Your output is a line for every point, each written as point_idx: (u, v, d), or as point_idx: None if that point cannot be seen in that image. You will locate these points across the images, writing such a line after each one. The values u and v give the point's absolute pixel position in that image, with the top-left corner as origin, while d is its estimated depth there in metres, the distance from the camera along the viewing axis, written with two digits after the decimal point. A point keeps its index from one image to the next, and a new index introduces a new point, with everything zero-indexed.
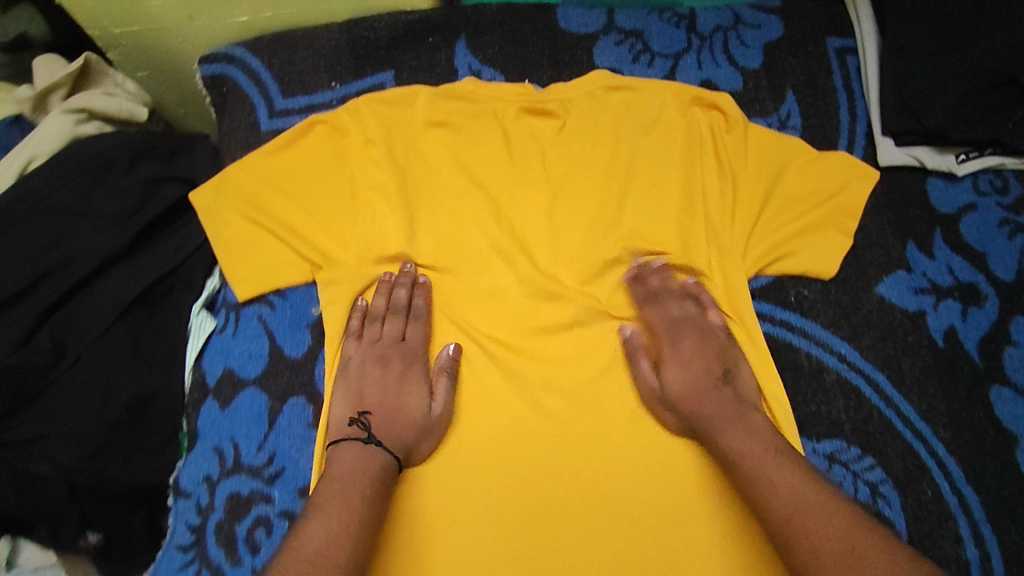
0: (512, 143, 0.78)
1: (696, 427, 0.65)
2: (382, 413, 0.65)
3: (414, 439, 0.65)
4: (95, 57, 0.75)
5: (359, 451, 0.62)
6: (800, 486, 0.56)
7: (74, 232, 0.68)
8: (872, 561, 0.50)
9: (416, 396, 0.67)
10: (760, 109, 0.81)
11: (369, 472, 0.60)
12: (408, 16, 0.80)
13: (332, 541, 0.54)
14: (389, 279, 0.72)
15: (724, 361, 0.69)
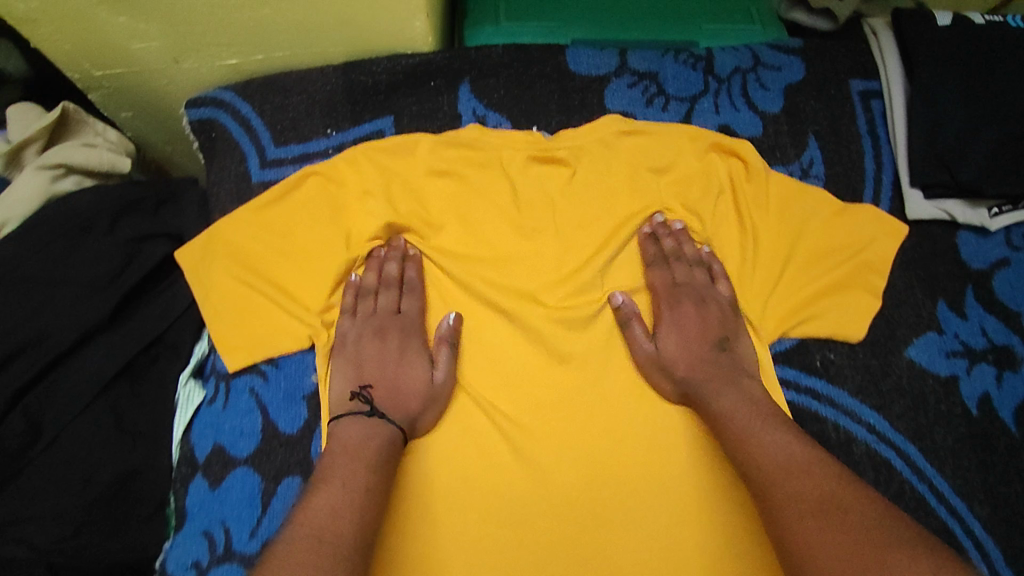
0: (520, 196, 0.73)
1: (689, 393, 0.65)
2: (382, 388, 0.64)
3: (417, 409, 0.64)
4: (73, 106, 0.71)
5: (362, 428, 0.61)
6: (790, 449, 0.57)
7: (51, 300, 0.63)
8: (851, 518, 0.50)
9: (417, 366, 0.66)
10: (781, 157, 0.76)
11: (374, 445, 0.59)
12: (408, 59, 0.75)
13: (339, 517, 0.53)
14: (378, 255, 0.71)
15: (723, 331, 0.68)
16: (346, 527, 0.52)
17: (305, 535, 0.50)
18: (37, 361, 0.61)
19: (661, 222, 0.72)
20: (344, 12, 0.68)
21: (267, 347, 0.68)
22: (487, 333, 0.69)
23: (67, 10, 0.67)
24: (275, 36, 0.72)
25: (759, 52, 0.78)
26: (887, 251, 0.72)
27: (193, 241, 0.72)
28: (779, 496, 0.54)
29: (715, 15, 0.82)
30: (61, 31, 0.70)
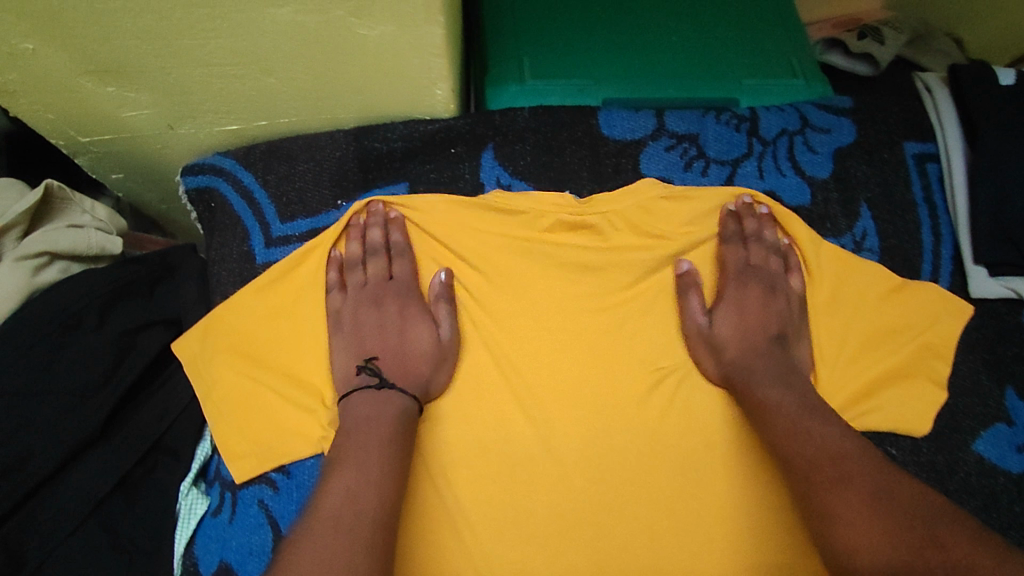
0: (554, 275, 0.67)
1: (736, 376, 0.62)
2: (389, 357, 0.61)
3: (426, 372, 0.61)
4: (57, 183, 0.64)
5: (372, 398, 0.57)
6: (844, 440, 0.53)
7: (34, 415, 0.56)
8: (897, 507, 0.47)
9: (420, 327, 0.63)
10: (832, 228, 0.70)
11: (388, 416, 0.56)
12: (428, 125, 0.68)
13: (359, 495, 0.49)
14: (360, 223, 0.67)
15: (786, 324, 0.65)
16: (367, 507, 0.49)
17: (325, 517, 0.47)
18: (17, 488, 0.54)
19: (749, 204, 0.69)
20: (358, 79, 0.62)
21: (279, 454, 0.62)
22: (519, 430, 0.63)
23: (48, 80, 0.60)
24: (281, 104, 0.65)
25: (806, 111, 0.73)
26: (951, 333, 0.66)
27: (191, 329, 0.64)
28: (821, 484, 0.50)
29: (759, 68, 0.75)
30: (43, 100, 0.63)
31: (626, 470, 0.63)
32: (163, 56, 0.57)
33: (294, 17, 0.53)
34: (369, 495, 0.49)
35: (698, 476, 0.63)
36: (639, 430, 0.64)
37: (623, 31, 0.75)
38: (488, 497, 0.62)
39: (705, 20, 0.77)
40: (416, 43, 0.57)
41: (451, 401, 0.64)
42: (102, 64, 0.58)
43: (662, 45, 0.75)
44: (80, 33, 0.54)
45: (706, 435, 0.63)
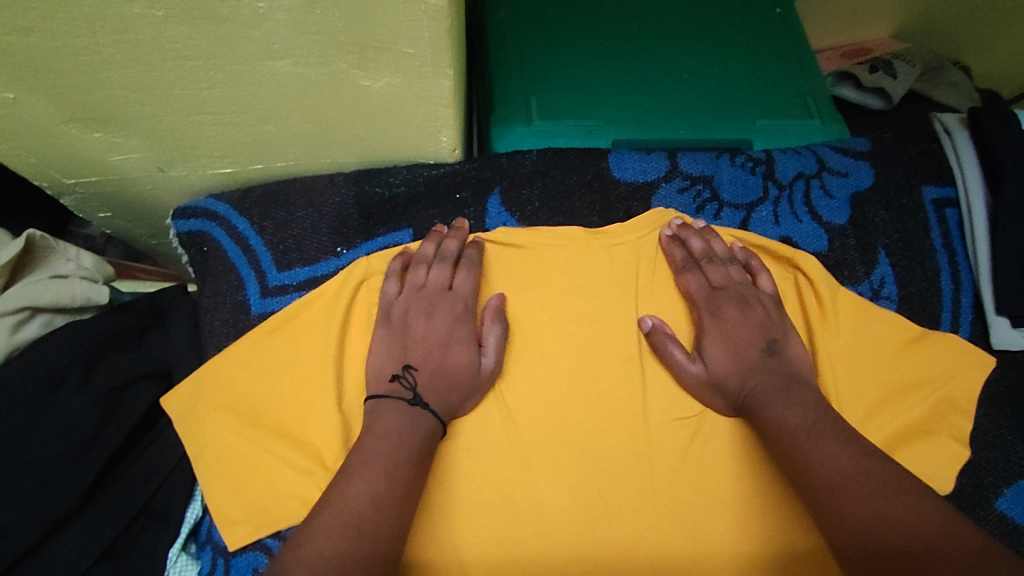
0: (564, 323, 0.64)
1: (744, 407, 0.58)
2: (429, 370, 0.57)
3: (460, 396, 0.58)
4: (40, 233, 0.61)
5: (407, 419, 0.53)
6: (838, 460, 0.50)
7: (13, 483, 0.52)
8: (893, 525, 0.44)
9: (462, 342, 0.59)
10: (849, 276, 0.68)
11: (417, 438, 0.52)
12: (431, 170, 0.66)
13: (372, 505, 0.46)
14: (439, 231, 0.65)
15: (770, 330, 0.61)
16: (380, 519, 0.46)
17: (340, 522, 0.44)
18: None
19: (682, 224, 0.66)
20: (360, 127, 0.59)
21: (272, 520, 0.58)
22: (526, 488, 0.59)
23: (29, 126, 0.57)
24: (279, 149, 0.62)
25: (824, 155, 0.71)
26: (974, 386, 0.63)
27: (182, 383, 0.61)
28: (836, 511, 0.48)
29: (774, 108, 0.73)
30: (25, 145, 0.60)
31: (643, 536, 0.58)
32: (152, 105, 0.54)
33: (293, 69, 0.50)
34: (383, 506, 0.47)
35: (715, 545, 0.58)
36: (656, 493, 0.59)
37: (632, 71, 0.73)
38: (498, 567, 0.57)
39: (716, 60, 0.75)
40: (422, 94, 0.54)
41: (454, 464, 0.59)
42: (88, 112, 0.55)
43: (673, 84, 0.73)
44: (63, 83, 0.51)
45: (725, 496, 0.59)
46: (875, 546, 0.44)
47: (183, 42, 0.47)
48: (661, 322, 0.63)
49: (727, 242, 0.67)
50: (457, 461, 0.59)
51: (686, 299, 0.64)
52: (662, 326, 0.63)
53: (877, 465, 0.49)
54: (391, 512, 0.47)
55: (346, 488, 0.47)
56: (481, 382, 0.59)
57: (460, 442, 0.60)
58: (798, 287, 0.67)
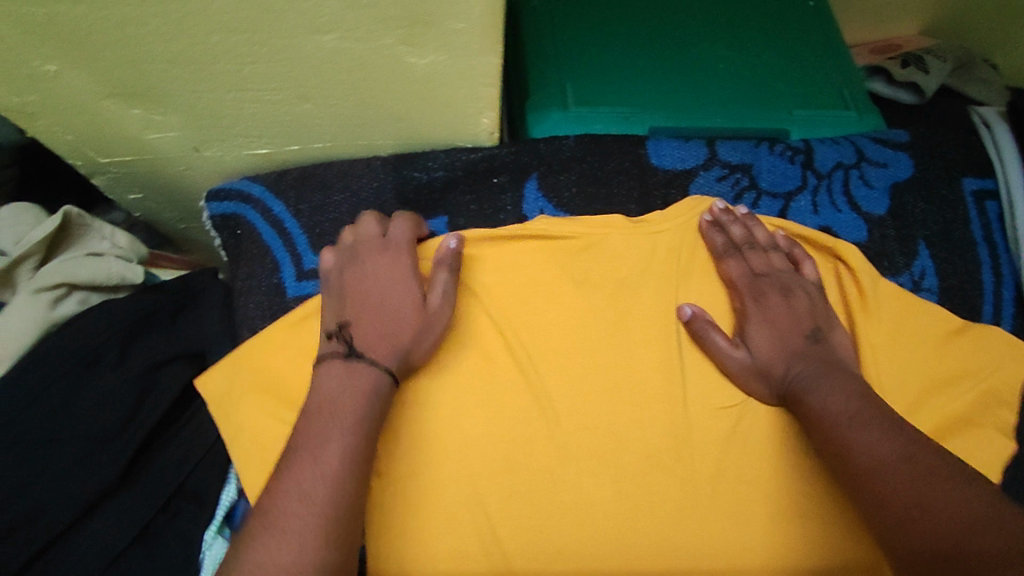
0: (602, 309, 0.63)
1: (786, 392, 0.58)
2: (366, 318, 0.55)
3: (406, 345, 0.54)
4: (77, 209, 0.60)
5: (345, 377, 0.51)
6: (879, 446, 0.49)
7: (49, 462, 0.51)
8: (936, 512, 0.44)
9: (401, 294, 0.56)
10: (890, 266, 0.68)
11: (358, 393, 0.50)
12: (470, 154, 0.65)
13: (328, 499, 0.44)
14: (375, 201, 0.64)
15: (816, 318, 0.61)
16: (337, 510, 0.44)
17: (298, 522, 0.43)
18: (29, 543, 0.49)
19: (724, 210, 0.66)
20: (401, 107, 0.58)
21: None
22: (565, 476, 0.58)
23: (68, 101, 0.56)
24: (317, 129, 0.62)
25: (862, 145, 0.71)
26: (1019, 379, 0.62)
27: (218, 364, 0.60)
28: (876, 499, 0.47)
29: (811, 98, 0.72)
30: (62, 121, 0.59)
31: (683, 525, 0.57)
32: (193, 80, 0.54)
33: (339, 44, 0.50)
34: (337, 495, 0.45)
35: (758, 538, 0.57)
36: (696, 483, 0.58)
37: (668, 58, 0.72)
38: (537, 553, 0.56)
39: (753, 49, 0.74)
40: (466, 73, 0.54)
41: (493, 447, 0.58)
42: (128, 87, 0.55)
43: (710, 73, 0.72)
44: (107, 56, 0.51)
45: (766, 488, 0.58)
46: (918, 540, 0.44)
47: (231, 14, 0.46)
48: (700, 309, 0.62)
49: (770, 230, 0.67)
50: (496, 448, 0.58)
51: (727, 286, 0.64)
52: (701, 313, 0.62)
53: (921, 452, 0.48)
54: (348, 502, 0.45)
55: (299, 481, 0.45)
56: (426, 324, 0.56)
57: (499, 426, 0.59)
58: (839, 276, 0.66)
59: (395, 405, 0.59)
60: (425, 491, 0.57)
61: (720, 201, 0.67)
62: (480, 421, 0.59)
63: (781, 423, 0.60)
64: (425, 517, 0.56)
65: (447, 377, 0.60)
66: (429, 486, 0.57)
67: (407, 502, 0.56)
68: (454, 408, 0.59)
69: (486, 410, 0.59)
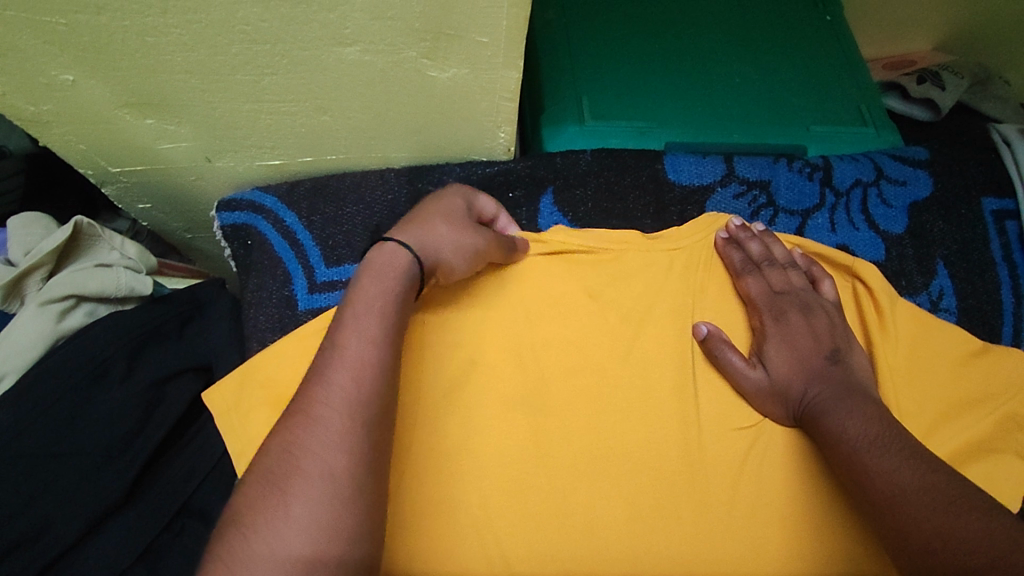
0: (618, 327, 0.63)
1: (804, 414, 0.57)
2: (419, 213, 0.54)
3: (447, 249, 0.52)
4: (87, 220, 0.60)
5: (388, 271, 0.48)
6: (898, 474, 0.47)
7: (53, 479, 0.50)
8: (959, 544, 0.41)
9: (456, 208, 0.56)
10: (908, 285, 0.67)
11: (394, 271, 0.48)
12: (486, 168, 0.64)
13: (342, 471, 0.40)
14: (437, 168, 0.65)
15: (835, 338, 0.60)
16: (353, 481, 0.40)
17: (309, 497, 0.38)
18: (28, 566, 0.47)
19: (741, 226, 0.65)
20: (419, 119, 0.58)
21: None
22: (580, 496, 0.57)
23: (81, 110, 0.56)
24: (332, 142, 0.61)
25: (881, 163, 0.70)
26: None
27: (227, 378, 0.58)
28: (896, 528, 0.46)
29: (827, 115, 0.72)
30: (74, 130, 0.59)
31: (701, 550, 0.55)
32: (210, 91, 0.53)
33: (361, 57, 0.49)
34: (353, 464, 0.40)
35: (777, 563, 0.56)
36: (714, 507, 0.57)
37: (685, 72, 0.72)
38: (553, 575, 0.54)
39: (771, 65, 0.73)
40: (488, 86, 0.53)
41: (508, 464, 0.57)
42: (144, 97, 0.54)
43: (727, 88, 0.71)
44: (124, 65, 0.50)
45: (783, 512, 0.57)
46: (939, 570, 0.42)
47: (255, 25, 0.46)
48: (717, 328, 0.61)
49: (788, 247, 0.66)
50: (509, 467, 0.57)
51: (746, 301, 0.64)
52: (718, 330, 0.61)
53: (942, 480, 0.46)
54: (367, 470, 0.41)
55: (304, 449, 0.40)
56: (469, 238, 0.54)
57: (514, 442, 0.58)
58: (858, 297, 0.65)
59: (408, 421, 0.58)
60: (437, 510, 0.55)
61: (735, 217, 0.66)
62: (494, 439, 0.58)
63: (799, 445, 0.59)
64: (438, 539, 0.55)
65: (461, 393, 0.59)
66: (442, 507, 0.55)
67: (420, 523, 0.55)
68: (468, 427, 0.58)
69: (501, 426, 0.58)
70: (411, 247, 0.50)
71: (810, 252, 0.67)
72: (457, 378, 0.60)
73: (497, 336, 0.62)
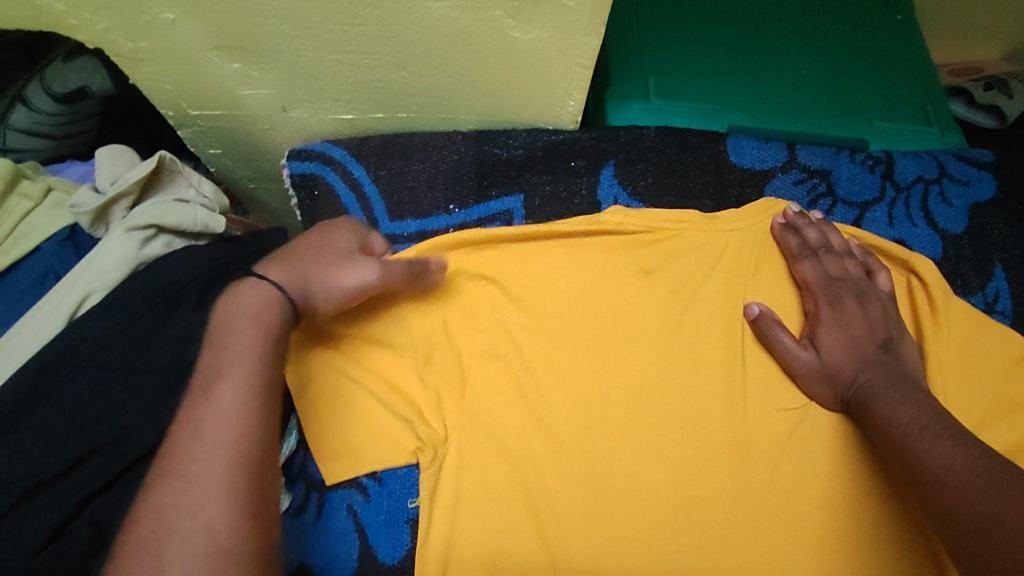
0: (669, 301, 0.63)
1: (854, 399, 0.57)
2: (295, 255, 0.54)
3: (321, 287, 0.53)
4: (170, 155, 0.62)
5: (253, 318, 0.48)
6: (951, 458, 0.48)
7: (130, 394, 0.54)
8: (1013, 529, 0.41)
9: (339, 242, 0.56)
10: (963, 285, 0.67)
11: (259, 309, 0.49)
12: (552, 136, 0.66)
13: (217, 518, 0.39)
14: (507, 132, 0.66)
15: (888, 328, 0.60)
16: (247, 501, 0.41)
17: (189, 546, 0.38)
18: (107, 467, 0.52)
19: (799, 213, 0.66)
20: (493, 82, 0.59)
21: (372, 459, 0.58)
22: (621, 463, 0.58)
23: (174, 50, 0.58)
24: (405, 99, 0.63)
25: (945, 161, 0.71)
26: None
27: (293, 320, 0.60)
28: (947, 510, 0.46)
29: (892, 111, 0.72)
30: (163, 69, 0.61)
31: (735, 522, 0.57)
32: (298, 38, 0.55)
33: (449, 13, 0.51)
34: (243, 480, 0.42)
35: (811, 540, 0.57)
36: (751, 481, 0.58)
37: (754, 58, 0.72)
38: (590, 529, 0.56)
39: (839, 58, 0.74)
40: (566, 52, 0.54)
41: (554, 422, 0.59)
42: (233, 40, 0.56)
43: (794, 77, 0.72)
44: (222, 7, 0.52)
45: (820, 492, 0.58)
46: (993, 554, 0.42)
47: None
48: (769, 310, 0.62)
49: (845, 237, 0.67)
50: (554, 427, 0.59)
51: (800, 286, 0.64)
52: (770, 312, 0.62)
53: (997, 466, 0.46)
54: (260, 486, 0.42)
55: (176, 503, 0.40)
56: (342, 279, 0.54)
57: (561, 402, 0.60)
58: (912, 291, 0.65)
59: (463, 373, 0.60)
60: (483, 458, 0.58)
61: (794, 205, 0.67)
62: (542, 399, 0.60)
63: (842, 430, 0.60)
64: (478, 488, 0.57)
65: (512, 350, 0.61)
66: (488, 455, 0.58)
67: (463, 471, 0.57)
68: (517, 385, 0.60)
69: (551, 385, 0.60)
70: (279, 284, 0.51)
71: (869, 244, 0.67)
72: (510, 335, 0.61)
73: (550, 301, 0.63)
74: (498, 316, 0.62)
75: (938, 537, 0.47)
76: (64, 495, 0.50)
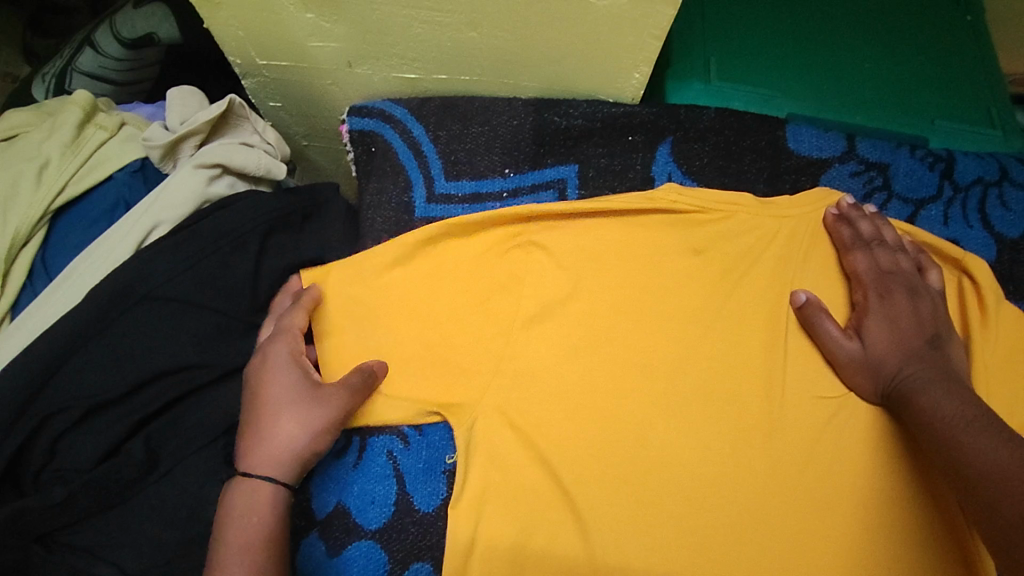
0: (714, 281, 0.63)
1: (896, 393, 0.57)
2: (261, 442, 0.55)
3: (300, 458, 0.55)
4: (239, 99, 0.64)
5: (245, 516, 0.53)
6: (995, 452, 0.47)
7: (185, 326, 0.58)
8: None
9: (290, 387, 0.56)
10: (1015, 290, 0.67)
11: (245, 518, 0.53)
12: (613, 108, 0.66)
13: None
14: (568, 101, 0.67)
15: (936, 325, 0.60)
16: None
17: None
18: (164, 394, 0.56)
19: (853, 204, 0.65)
20: (560, 48, 0.60)
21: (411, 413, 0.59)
22: (656, 438, 0.59)
23: None
24: (471, 60, 0.64)
25: (1007, 165, 0.70)
26: None
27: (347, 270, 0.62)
28: (989, 502, 0.46)
29: (956, 111, 0.71)
30: (236, 16, 0.61)
31: (765, 507, 0.57)
32: None
33: None
34: None
35: (839, 523, 0.57)
36: (782, 461, 0.58)
37: (816, 46, 0.72)
38: (619, 492, 0.57)
39: (907, 54, 0.73)
40: (640, 21, 0.55)
41: (592, 387, 0.60)
42: None
43: (857, 70, 0.71)
44: None
45: (852, 479, 0.58)
46: None
47: None
48: (816, 298, 0.62)
49: (898, 233, 0.66)
50: (592, 397, 0.60)
51: (850, 277, 0.64)
52: (817, 301, 0.62)
53: None
54: None
55: None
56: (310, 432, 0.55)
57: (601, 369, 0.60)
58: (962, 290, 0.65)
59: (506, 334, 0.60)
60: (523, 419, 0.58)
61: (847, 197, 0.67)
62: (583, 365, 0.61)
63: (880, 422, 0.60)
64: (514, 448, 0.58)
65: (557, 316, 0.62)
66: (527, 414, 0.59)
67: (500, 434, 0.58)
68: (559, 353, 0.61)
69: (592, 352, 0.61)
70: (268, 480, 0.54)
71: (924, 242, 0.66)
72: (555, 301, 0.62)
73: (598, 271, 0.63)
74: (545, 282, 0.62)
75: (976, 532, 0.47)
76: (121, 416, 0.55)
